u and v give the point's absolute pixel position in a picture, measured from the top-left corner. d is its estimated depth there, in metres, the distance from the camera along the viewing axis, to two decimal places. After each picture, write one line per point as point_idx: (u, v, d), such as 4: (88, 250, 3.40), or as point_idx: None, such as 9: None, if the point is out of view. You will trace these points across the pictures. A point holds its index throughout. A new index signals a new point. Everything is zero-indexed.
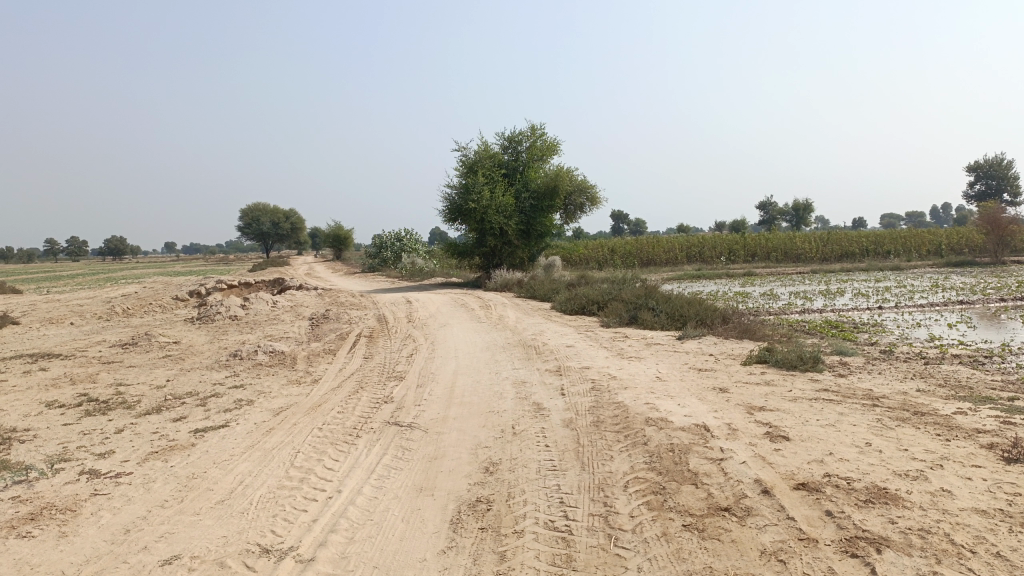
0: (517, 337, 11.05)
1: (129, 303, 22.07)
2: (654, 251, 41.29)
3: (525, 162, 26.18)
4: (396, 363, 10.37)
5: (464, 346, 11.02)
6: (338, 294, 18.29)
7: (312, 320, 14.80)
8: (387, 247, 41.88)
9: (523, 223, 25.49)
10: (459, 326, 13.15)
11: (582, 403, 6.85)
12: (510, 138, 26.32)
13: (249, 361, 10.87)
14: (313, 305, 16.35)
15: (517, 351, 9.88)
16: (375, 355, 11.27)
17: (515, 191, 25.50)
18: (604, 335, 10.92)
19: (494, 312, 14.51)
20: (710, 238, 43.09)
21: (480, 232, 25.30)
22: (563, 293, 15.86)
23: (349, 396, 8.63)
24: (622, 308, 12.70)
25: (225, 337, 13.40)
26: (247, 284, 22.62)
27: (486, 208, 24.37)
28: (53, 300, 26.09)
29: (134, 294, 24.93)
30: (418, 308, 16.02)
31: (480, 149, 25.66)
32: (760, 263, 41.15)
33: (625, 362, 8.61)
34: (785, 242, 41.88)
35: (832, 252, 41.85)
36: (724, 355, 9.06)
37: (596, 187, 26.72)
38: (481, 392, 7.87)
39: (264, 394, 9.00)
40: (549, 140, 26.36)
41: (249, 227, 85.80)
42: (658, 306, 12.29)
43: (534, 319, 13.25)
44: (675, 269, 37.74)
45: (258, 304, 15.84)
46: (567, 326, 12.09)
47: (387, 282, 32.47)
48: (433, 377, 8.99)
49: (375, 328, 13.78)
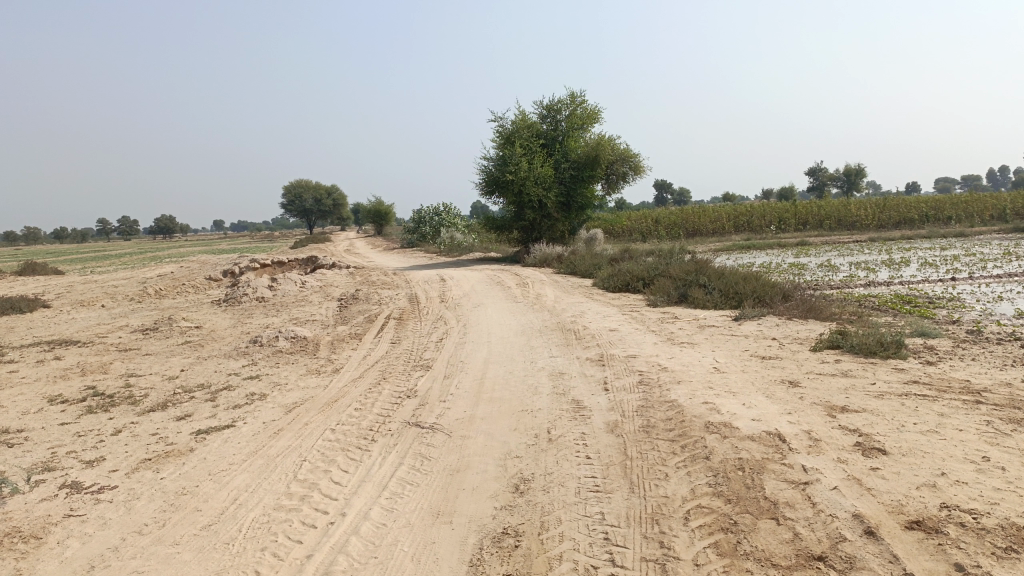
0: (556, 319, 10.11)
1: (163, 283, 21.70)
2: (700, 221, 39.78)
3: (565, 131, 25.01)
4: (424, 349, 9.55)
5: (498, 330, 10.13)
6: (371, 273, 17.55)
7: (341, 301, 14.06)
8: (426, 222, 41.26)
9: (563, 194, 24.45)
10: (494, 307, 12.27)
11: (629, 401, 5.91)
12: (548, 106, 25.14)
13: (268, 348, 10.16)
14: (344, 285, 15.63)
15: (555, 336, 8.95)
16: (402, 340, 10.46)
17: (554, 161, 24.42)
18: (651, 317, 9.91)
19: (532, 290, 13.57)
20: (759, 206, 41.41)
21: (518, 205, 24.38)
22: (606, 269, 14.87)
23: (370, 389, 7.83)
24: (671, 284, 11.68)
25: (249, 320, 12.74)
26: (281, 262, 22.07)
27: (524, 179, 23.40)
28: (91, 282, 26.00)
29: (169, 275, 24.63)
30: (452, 286, 15.19)
31: (517, 118, 24.58)
32: (813, 232, 39.37)
33: (676, 349, 7.62)
34: (839, 210, 39.99)
35: (889, 219, 39.84)
36: (789, 340, 8.00)
37: (640, 156, 25.40)
38: (514, 387, 6.99)
39: (280, 386, 8.26)
40: (590, 107, 25.08)
41: (292, 205, 86.19)
42: (710, 282, 11.22)
43: (574, 298, 12.29)
44: (722, 240, 36.28)
45: (286, 284, 15.17)
46: (610, 307, 11.11)
47: (426, 258, 31.81)
48: (462, 367, 8.14)
49: (406, 310, 12.98)
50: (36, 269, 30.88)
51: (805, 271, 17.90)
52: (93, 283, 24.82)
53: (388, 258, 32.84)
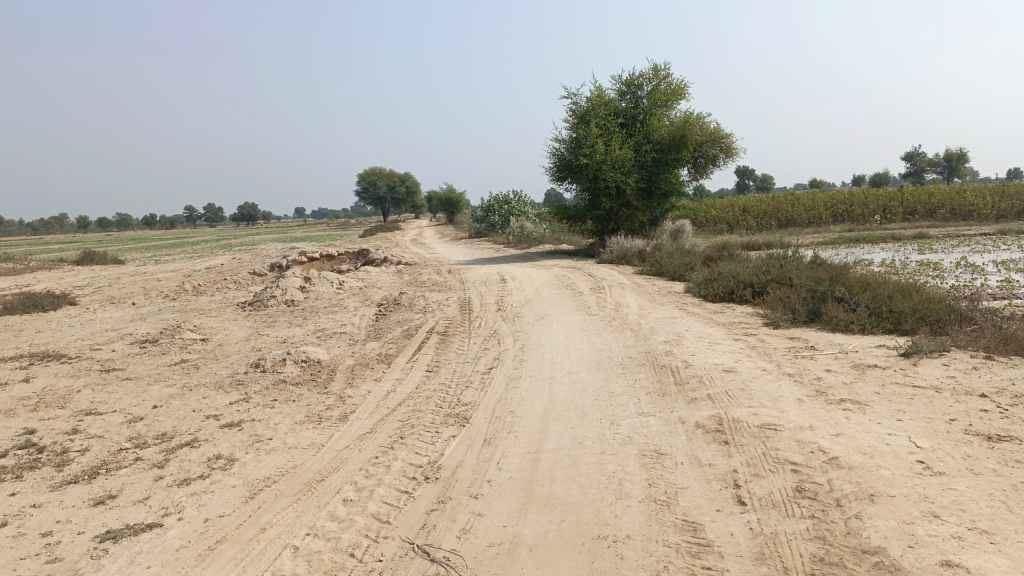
0: (644, 346, 7.51)
1: (204, 278, 19.98)
2: (793, 211, 36.12)
3: (647, 110, 22.13)
4: (466, 387, 7.11)
5: (566, 358, 7.60)
6: (422, 271, 15.22)
7: (381, 307, 11.77)
8: (495, 211, 39.05)
9: (644, 180, 21.70)
10: (562, 321, 9.72)
11: (792, 544, 3.34)
12: (628, 81, 22.27)
13: (270, 375, 7.92)
14: (387, 286, 13.33)
15: (646, 377, 6.37)
16: (442, 369, 8.05)
17: (634, 143, 21.66)
18: (778, 346, 7.20)
19: (610, 299, 10.94)
20: (860, 192, 37.44)
21: (593, 192, 21.77)
22: (701, 270, 12.13)
23: (375, 457, 5.42)
24: (794, 297, 8.92)
25: (268, 331, 10.58)
26: (330, 256, 20.00)
27: (600, 163, 20.78)
28: (137, 273, 24.56)
29: (217, 267, 22.95)
30: (513, 289, 12.74)
31: (593, 94, 21.86)
32: (923, 222, 35.27)
33: (839, 414, 4.96)
34: (953, 197, 35.67)
35: (1011, 208, 35.33)
36: (1011, 399, 5.22)
37: (733, 135, 22.30)
38: (587, 476, 4.48)
39: (260, 443, 5.98)
40: (676, 81, 22.09)
41: (366, 192, 85.34)
42: (850, 295, 8.43)
43: (665, 311, 9.65)
44: (819, 231, 32.70)
45: (321, 284, 12.98)
46: (714, 326, 8.45)
47: (492, 249, 29.48)
48: (512, 427, 5.67)
49: (454, 321, 10.59)
50: (95, 259, 29.83)
51: (942, 274, 14.69)
52: (140, 275, 23.38)
53: (452, 250, 30.61)
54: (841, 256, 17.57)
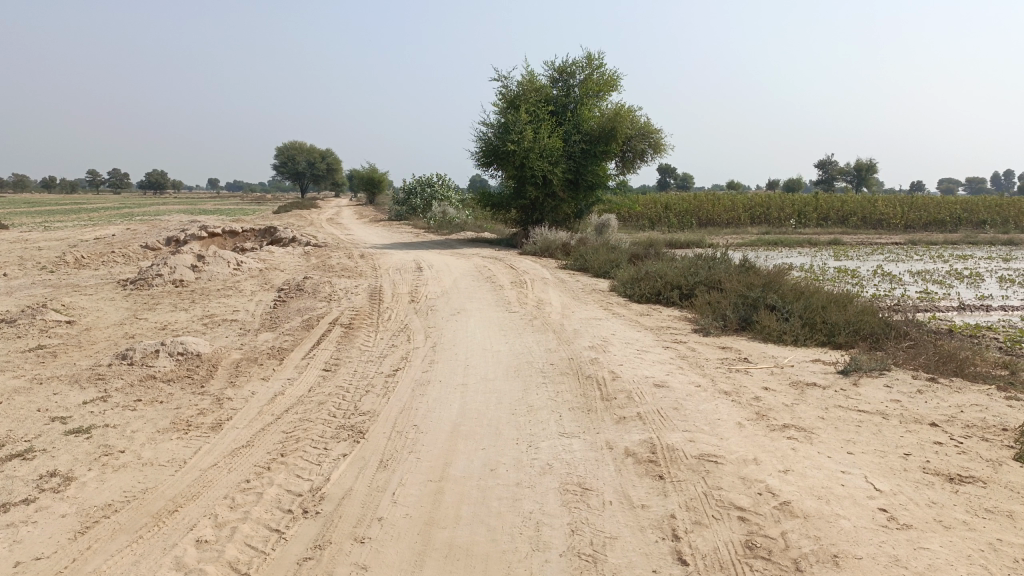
0: (567, 351, 6.83)
1: (92, 250, 18.27)
2: (714, 211, 36.45)
3: (577, 99, 21.55)
4: (366, 392, 6.26)
5: (481, 362, 6.84)
6: (332, 254, 14.17)
7: (281, 292, 10.72)
8: (417, 194, 37.94)
9: (571, 171, 21.16)
10: (479, 318, 8.93)
11: None
12: (560, 68, 21.62)
13: (138, 370, 6.85)
14: (292, 270, 12.25)
15: (568, 390, 5.67)
16: (341, 368, 7.17)
17: (563, 132, 21.06)
18: (711, 358, 6.63)
19: (532, 295, 10.24)
20: (779, 196, 38.13)
21: (519, 180, 21.07)
22: (627, 268, 11.56)
23: (247, 479, 4.52)
24: (725, 302, 8.43)
25: (149, 316, 9.39)
26: (234, 232, 18.59)
27: (527, 150, 20.10)
28: (20, 240, 22.42)
29: (109, 238, 21.14)
30: (429, 279, 11.89)
31: (523, 79, 21.12)
32: (836, 229, 36.20)
33: (785, 445, 4.38)
34: (865, 206, 36.74)
35: (917, 219, 36.64)
36: (963, 430, 4.78)
37: (661, 131, 21.98)
38: (498, 516, 3.73)
39: (110, 456, 4.97)
40: (608, 72, 21.56)
41: (285, 167, 82.30)
42: (784, 303, 7.98)
43: (590, 312, 9.01)
44: (738, 233, 33.06)
45: (217, 263, 11.79)
46: (642, 331, 7.86)
47: (412, 234, 28.45)
48: (413, 447, 4.87)
49: (361, 313, 9.67)
50: None
51: (862, 282, 14.67)
52: (21, 243, 21.30)
53: (369, 233, 29.41)
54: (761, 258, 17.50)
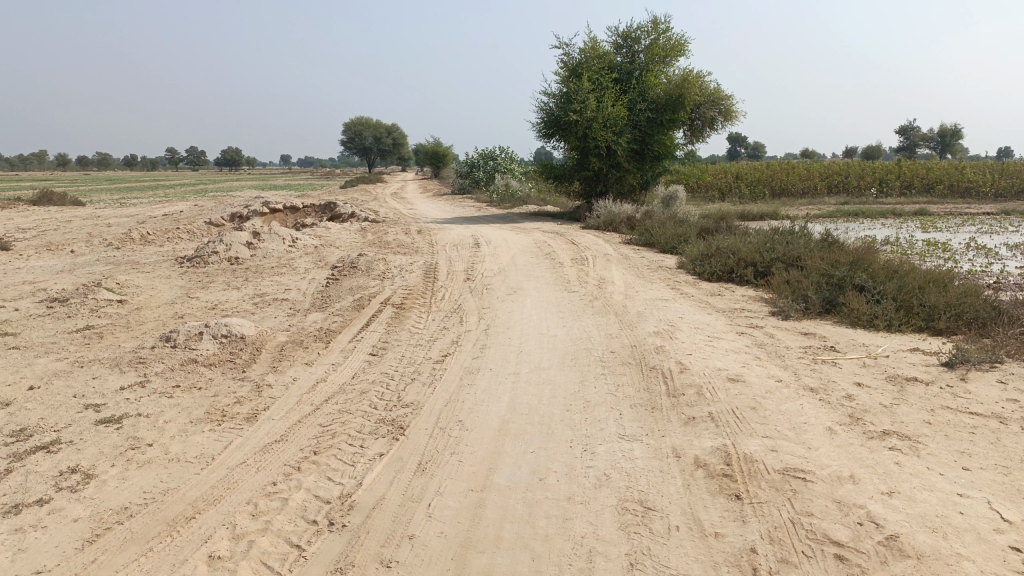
0: (631, 337, 6.24)
1: (157, 226, 18.42)
2: (788, 180, 34.83)
3: (643, 66, 20.58)
4: (411, 380, 5.83)
5: (536, 348, 6.32)
6: (389, 230, 13.82)
7: (334, 270, 10.39)
8: (480, 166, 37.48)
9: (636, 141, 20.29)
10: (536, 298, 8.39)
11: None
12: (624, 34, 20.63)
13: (179, 354, 6.58)
14: (346, 246, 11.93)
15: (630, 383, 5.10)
16: (387, 352, 6.76)
17: (628, 100, 20.18)
18: (792, 346, 5.95)
19: (594, 272, 9.64)
20: (858, 164, 36.17)
21: (582, 151, 20.33)
22: (696, 244, 10.82)
23: (274, 483, 4.13)
24: (806, 282, 7.68)
25: (200, 295, 9.18)
26: (294, 207, 18.47)
27: (591, 120, 19.33)
28: (93, 217, 22.90)
29: (176, 214, 21.35)
30: (486, 256, 11.40)
31: (586, 46, 20.27)
32: (920, 198, 34.16)
33: (887, 458, 3.74)
34: (953, 173, 34.53)
35: (1011, 186, 34.22)
36: None
37: (733, 98, 20.83)
38: (546, 540, 3.22)
39: (137, 452, 4.66)
40: (675, 37, 20.49)
41: (351, 142, 82.97)
42: (873, 283, 7.19)
43: (655, 292, 8.36)
44: (814, 202, 31.50)
45: (271, 239, 11.55)
46: (714, 314, 7.20)
47: (474, 207, 28.04)
48: (456, 448, 4.40)
49: (414, 291, 9.26)
50: (53, 199, 27.97)
51: (954, 256, 13.51)
52: (92, 219, 21.72)
53: (432, 207, 29.10)
54: (841, 231, 16.40)
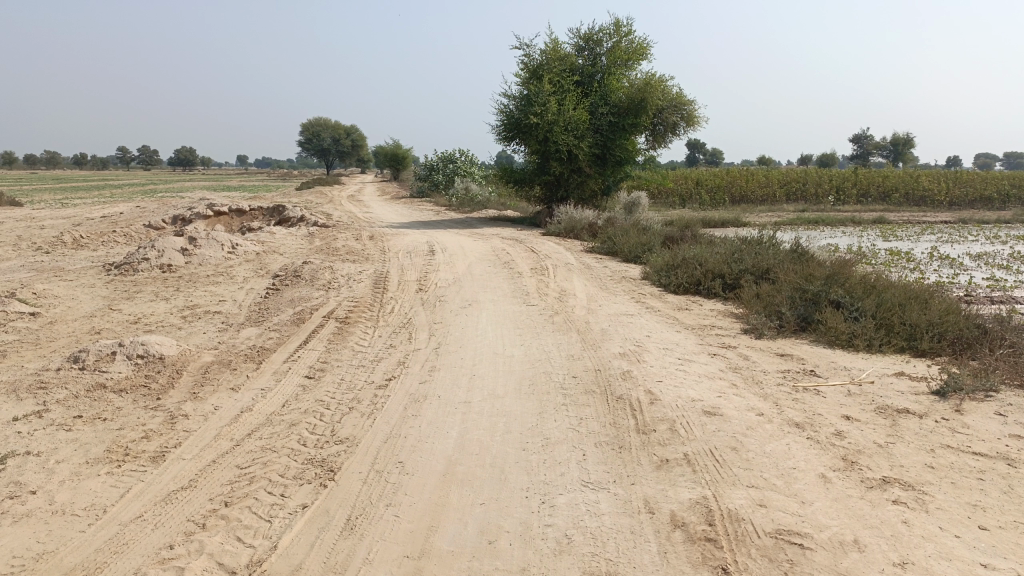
0: (594, 359, 5.67)
1: (93, 228, 17.39)
2: (748, 187, 34.85)
3: (605, 68, 20.16)
4: (348, 409, 5.17)
5: (489, 372, 5.71)
6: (339, 235, 13.09)
7: (275, 279, 9.66)
8: (439, 170, 36.81)
9: (598, 145, 19.85)
10: (492, 312, 7.79)
11: None
12: (586, 36, 20.20)
13: (86, 377, 5.81)
14: (291, 253, 11.19)
15: (594, 415, 4.51)
16: (325, 374, 6.09)
17: (590, 104, 19.74)
18: (770, 370, 5.44)
19: (554, 284, 9.07)
20: (817, 171, 36.39)
21: (542, 155, 19.83)
22: (661, 254, 10.33)
23: (171, 546, 3.45)
24: (779, 297, 7.21)
25: (124, 307, 8.39)
26: (241, 210, 17.60)
27: (552, 123, 18.83)
28: (27, 218, 21.66)
29: (116, 216, 20.27)
30: (441, 264, 10.77)
31: (547, 47, 19.78)
32: (877, 206, 34.46)
33: (893, 515, 3.21)
34: (907, 182, 34.92)
35: (964, 196, 34.71)
36: None
37: (696, 103, 20.54)
38: None
39: (14, 504, 3.94)
40: (638, 40, 20.13)
41: (309, 143, 81.49)
42: (850, 300, 6.75)
43: (619, 306, 7.81)
44: (773, 210, 31.52)
45: (209, 245, 10.76)
46: (683, 332, 6.68)
47: (432, 212, 27.35)
48: (393, 498, 3.76)
49: (361, 303, 8.59)
50: None
51: (919, 266, 13.30)
52: (25, 220, 20.51)
53: (389, 211, 28.33)
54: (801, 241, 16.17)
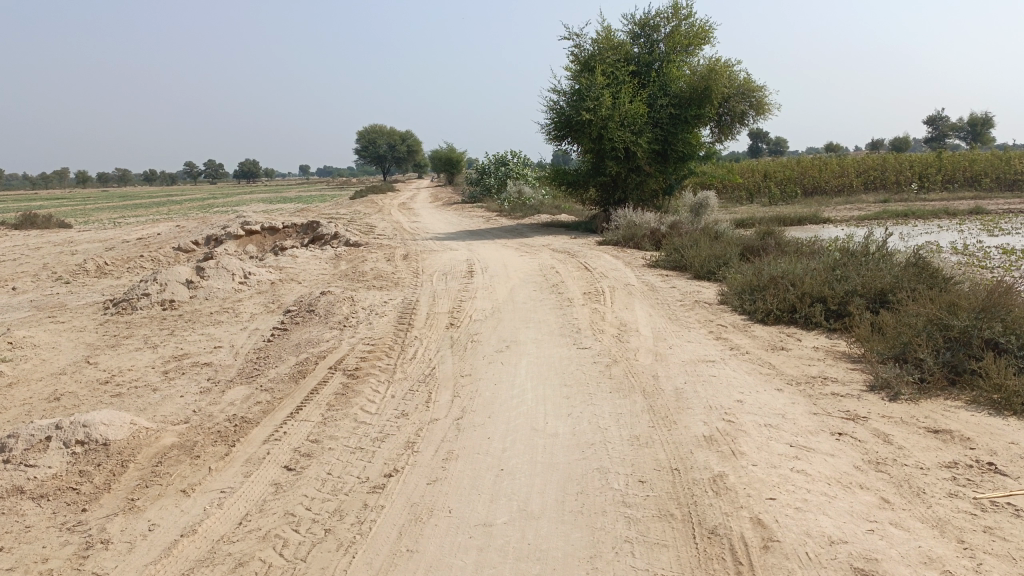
0: (668, 448, 4.05)
1: (123, 254, 16.47)
2: (820, 177, 32.39)
3: (663, 56, 18.38)
4: (324, 533, 3.68)
5: (523, 465, 4.15)
6: (369, 255, 11.71)
7: (286, 316, 8.32)
8: (491, 173, 35.42)
9: (658, 140, 18.09)
10: (533, 358, 6.23)
11: None
12: (641, 22, 18.45)
13: (3, 477, 4.49)
14: (311, 280, 9.85)
15: (675, 569, 2.91)
16: (311, 463, 4.63)
17: (647, 96, 18.00)
18: (929, 466, 3.76)
19: (612, 314, 7.46)
20: (896, 157, 33.63)
21: (597, 154, 18.18)
22: (741, 273, 8.58)
23: None
24: (912, 336, 5.46)
25: (103, 359, 7.14)
26: (274, 228, 16.43)
27: (606, 119, 17.18)
28: (67, 241, 21.02)
29: (151, 237, 19.42)
30: (480, 288, 9.27)
31: (599, 36, 18.11)
32: (965, 193, 31.58)
33: None
34: (999, 165, 31.93)
35: None
36: None
37: (765, 89, 18.56)
38: None
39: None
40: (698, 23, 18.31)
41: (365, 150, 81.29)
42: (1017, 343, 4.98)
43: (695, 347, 6.16)
44: (850, 201, 29.11)
45: (218, 276, 9.49)
46: (786, 390, 5.00)
47: (483, 219, 25.95)
48: None
49: (378, 347, 7.15)
50: (37, 221, 26.14)
51: None
52: (62, 245, 19.82)
53: (438, 219, 27.04)
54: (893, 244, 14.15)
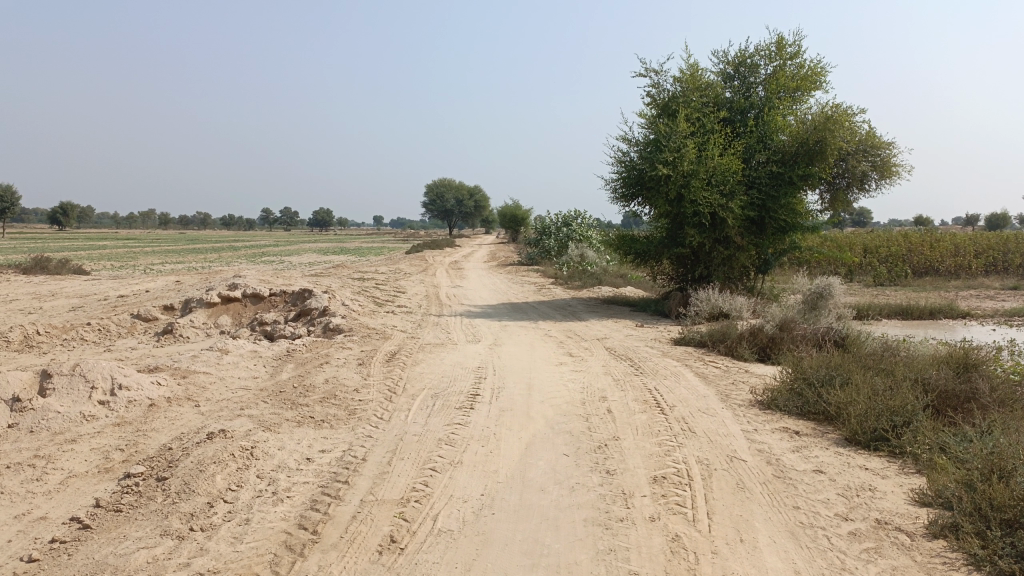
0: None
1: (76, 318, 13.32)
2: (932, 255, 27.66)
3: (763, 101, 14.61)
4: None
5: None
6: (337, 353, 8.07)
7: (118, 489, 4.66)
8: (551, 234, 31.88)
9: (753, 205, 14.21)
10: None
11: None
12: (738, 59, 14.80)
13: None
14: (216, 403, 6.24)
15: None
16: None
17: (742, 149, 14.21)
18: None
19: (713, 561, 3.54)
20: (1023, 237, 28.59)
21: (674, 219, 14.40)
22: (957, 466, 4.53)
23: None
24: None
25: None
26: (258, 294, 13.04)
27: (689, 176, 13.46)
28: (52, 293, 18.20)
29: (136, 295, 16.37)
30: (475, 440, 5.43)
31: (684, 75, 14.52)
32: None
33: None
34: None
35: None
36: None
37: (894, 146, 14.52)
38: None
39: None
40: (808, 63, 14.55)
41: (431, 205, 79.34)
42: None
43: None
44: (973, 288, 24.32)
45: (66, 391, 5.96)
46: None
47: (537, 287, 22.23)
48: None
49: None
50: (48, 266, 23.79)
51: None
52: (40, 298, 16.96)
53: (483, 285, 23.44)
54: None
